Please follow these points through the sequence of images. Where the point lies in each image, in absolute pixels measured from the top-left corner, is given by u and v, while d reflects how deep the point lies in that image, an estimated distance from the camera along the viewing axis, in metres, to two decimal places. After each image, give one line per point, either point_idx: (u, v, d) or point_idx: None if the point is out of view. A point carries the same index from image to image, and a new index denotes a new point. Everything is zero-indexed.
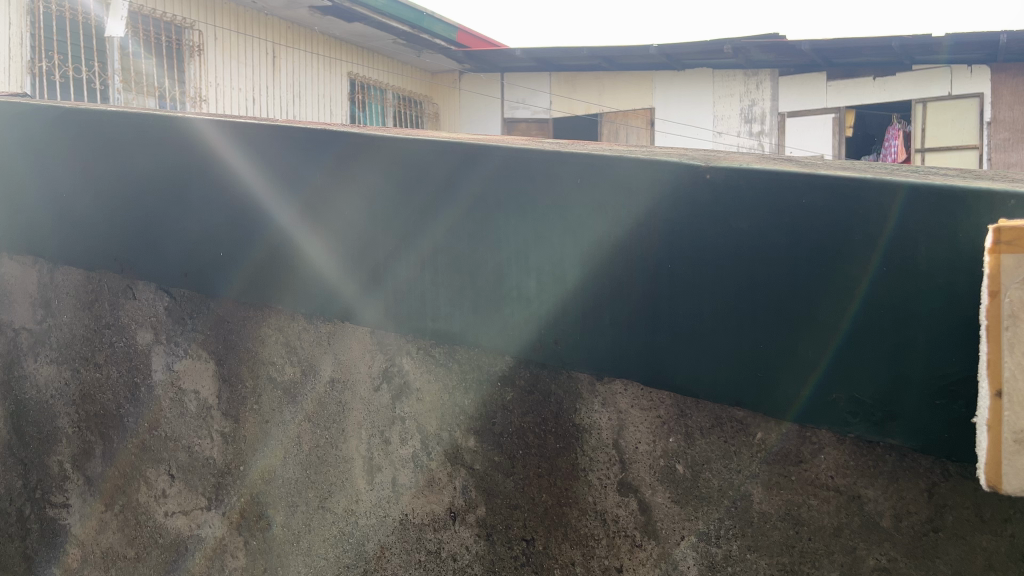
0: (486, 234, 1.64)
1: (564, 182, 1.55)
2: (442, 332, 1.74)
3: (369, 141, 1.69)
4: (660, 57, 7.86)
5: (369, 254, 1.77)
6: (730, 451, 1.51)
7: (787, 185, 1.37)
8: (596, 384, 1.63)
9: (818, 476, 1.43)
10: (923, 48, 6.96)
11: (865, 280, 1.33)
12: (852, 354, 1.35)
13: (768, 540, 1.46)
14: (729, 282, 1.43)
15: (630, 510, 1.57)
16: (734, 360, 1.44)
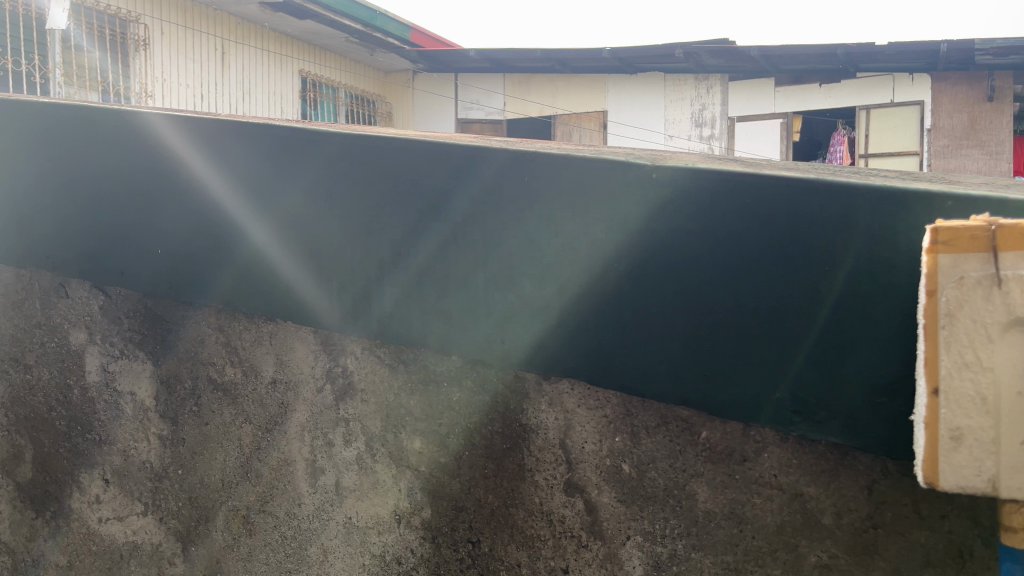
0: (435, 231, 1.61)
1: (525, 184, 1.53)
2: (393, 333, 1.70)
3: (319, 136, 1.65)
4: (612, 60, 7.90)
5: (319, 253, 1.72)
6: (675, 451, 1.51)
7: (733, 185, 1.38)
8: (543, 384, 1.62)
9: (762, 475, 1.44)
10: (867, 57, 7.09)
11: (808, 281, 1.35)
12: (795, 354, 1.38)
13: (712, 539, 1.46)
14: (682, 276, 1.44)
15: (576, 510, 1.56)
16: (688, 356, 1.46)
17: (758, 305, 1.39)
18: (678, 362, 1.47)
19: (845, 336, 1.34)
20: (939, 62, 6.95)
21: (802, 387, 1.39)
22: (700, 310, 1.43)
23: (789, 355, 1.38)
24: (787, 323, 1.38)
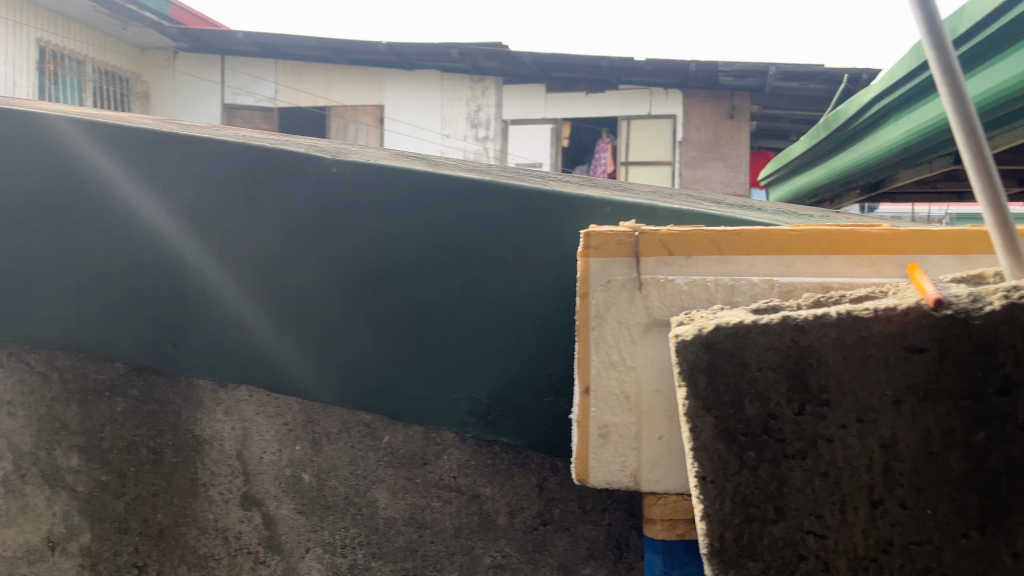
0: (221, 228, 1.67)
1: (298, 186, 1.63)
2: (163, 330, 1.71)
3: (145, 131, 1.67)
4: (388, 55, 7.75)
5: (110, 249, 1.71)
6: (355, 456, 1.69)
7: (423, 185, 1.57)
8: (216, 393, 1.75)
9: (442, 477, 1.66)
10: (627, 71, 7.46)
11: (479, 290, 1.57)
12: (467, 362, 1.59)
13: (393, 546, 1.66)
14: (374, 282, 1.60)
15: (253, 524, 1.71)
16: (391, 357, 1.62)
17: (432, 305, 1.59)
18: (383, 364, 1.62)
19: (503, 327, 1.57)
20: (688, 79, 7.51)
21: (481, 383, 1.58)
22: (386, 309, 1.61)
23: (470, 350, 1.58)
24: (462, 320, 1.58)
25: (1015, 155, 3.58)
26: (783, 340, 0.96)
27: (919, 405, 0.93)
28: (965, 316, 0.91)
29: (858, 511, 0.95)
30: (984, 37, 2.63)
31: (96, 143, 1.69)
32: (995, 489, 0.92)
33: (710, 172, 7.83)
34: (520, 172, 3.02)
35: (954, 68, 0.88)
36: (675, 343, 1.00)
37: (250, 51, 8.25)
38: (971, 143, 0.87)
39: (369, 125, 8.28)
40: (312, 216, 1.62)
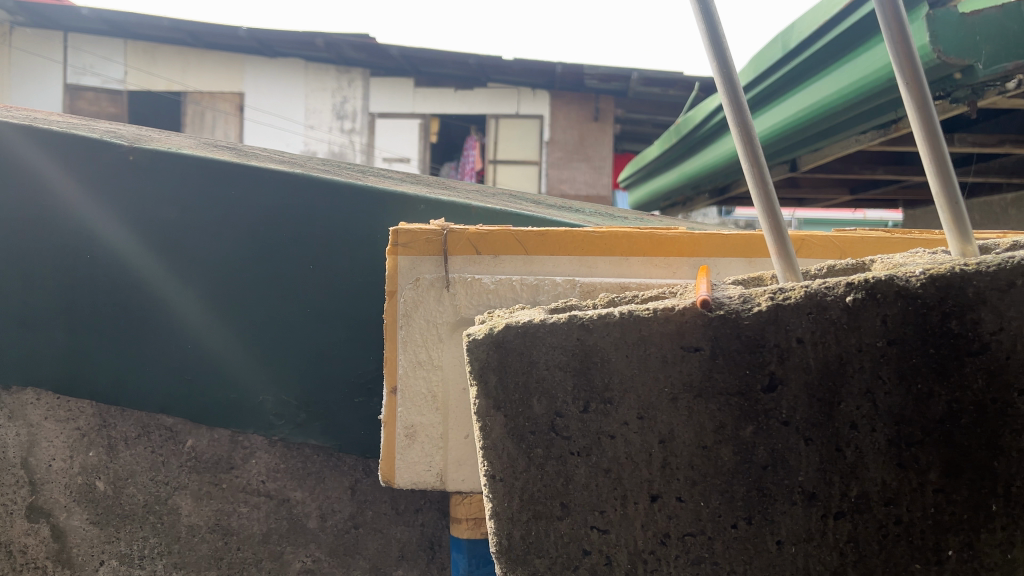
0: (180, 231, 2.04)
1: (242, 196, 2.02)
2: (132, 315, 2.07)
3: (111, 145, 2.00)
4: (248, 40, 7.43)
5: (77, 244, 2.04)
6: (158, 463, 2.18)
7: (331, 204, 2.01)
8: (6, 397, 2.13)
9: (249, 482, 2.19)
10: (495, 70, 7.51)
11: (329, 307, 2.05)
12: (277, 375, 2.09)
13: (196, 553, 2.15)
14: (173, 253, 2.04)
15: (40, 537, 2.13)
16: (183, 312, 2.06)
17: (214, 270, 2.05)
18: (177, 318, 2.06)
19: (268, 286, 2.05)
20: (555, 81, 7.64)
21: (247, 331, 2.07)
22: (179, 274, 2.05)
23: (271, 307, 2.06)
24: (235, 282, 2.05)
25: (842, 165, 3.83)
26: (570, 339, 0.98)
27: (693, 402, 0.97)
28: (734, 316, 0.95)
29: (637, 505, 0.99)
30: (817, 50, 2.83)
31: (52, 161, 2.01)
32: (761, 481, 0.97)
33: (575, 173, 7.97)
34: (366, 168, 2.97)
35: (733, 81, 1.07)
36: (467, 342, 1.02)
37: (95, 28, 7.69)
38: (747, 151, 1.06)
39: (228, 113, 7.90)
40: (132, 198, 2.03)
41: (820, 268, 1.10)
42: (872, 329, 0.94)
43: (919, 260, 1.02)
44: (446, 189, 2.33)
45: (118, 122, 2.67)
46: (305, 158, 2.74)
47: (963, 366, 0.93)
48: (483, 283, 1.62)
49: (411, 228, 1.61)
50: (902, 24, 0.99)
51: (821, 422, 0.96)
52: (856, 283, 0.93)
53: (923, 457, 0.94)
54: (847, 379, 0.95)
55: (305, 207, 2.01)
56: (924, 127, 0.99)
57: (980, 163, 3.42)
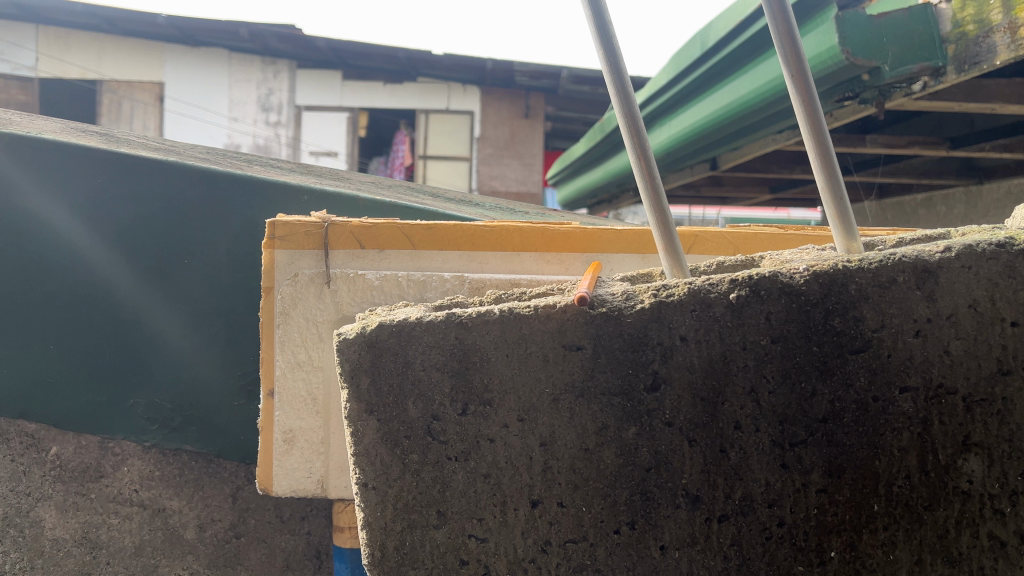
0: (159, 240, 1.94)
1: (221, 205, 1.94)
2: (108, 331, 1.95)
3: (87, 151, 1.89)
4: (168, 28, 7.12)
5: (48, 257, 1.91)
6: (17, 475, 2.02)
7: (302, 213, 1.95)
8: None
9: (121, 491, 2.08)
10: (426, 64, 7.39)
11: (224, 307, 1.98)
12: (158, 376, 1.98)
13: (61, 566, 2.01)
14: (131, 261, 1.94)
15: None
16: (161, 326, 1.97)
17: (121, 269, 1.94)
18: (155, 332, 1.96)
19: (225, 293, 1.97)
20: (485, 77, 7.59)
21: (177, 338, 1.98)
22: (49, 269, 1.91)
23: (242, 318, 1.99)
24: (168, 286, 1.96)
25: (763, 164, 3.86)
26: (447, 338, 0.93)
27: (574, 403, 0.93)
28: (618, 313, 0.92)
29: (517, 512, 0.95)
30: (730, 49, 2.87)
31: (23, 168, 1.87)
32: (643, 485, 0.94)
33: (506, 170, 7.92)
34: (266, 158, 2.83)
35: (622, 72, 1.04)
36: (338, 343, 0.95)
37: (3, 11, 7.23)
38: (635, 143, 1.03)
39: (147, 103, 7.55)
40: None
41: (709, 264, 1.08)
42: (757, 326, 0.91)
43: (805, 256, 1.01)
44: (341, 182, 2.26)
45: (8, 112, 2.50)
46: (191, 147, 2.59)
47: (846, 364, 0.92)
48: (367, 279, 1.57)
49: (290, 220, 1.54)
50: (788, 19, 0.98)
51: (704, 422, 0.93)
52: (740, 280, 0.91)
53: (807, 457, 0.93)
54: (731, 378, 0.92)
55: (186, 196, 1.92)
56: (809, 126, 0.98)
57: (889, 164, 3.50)
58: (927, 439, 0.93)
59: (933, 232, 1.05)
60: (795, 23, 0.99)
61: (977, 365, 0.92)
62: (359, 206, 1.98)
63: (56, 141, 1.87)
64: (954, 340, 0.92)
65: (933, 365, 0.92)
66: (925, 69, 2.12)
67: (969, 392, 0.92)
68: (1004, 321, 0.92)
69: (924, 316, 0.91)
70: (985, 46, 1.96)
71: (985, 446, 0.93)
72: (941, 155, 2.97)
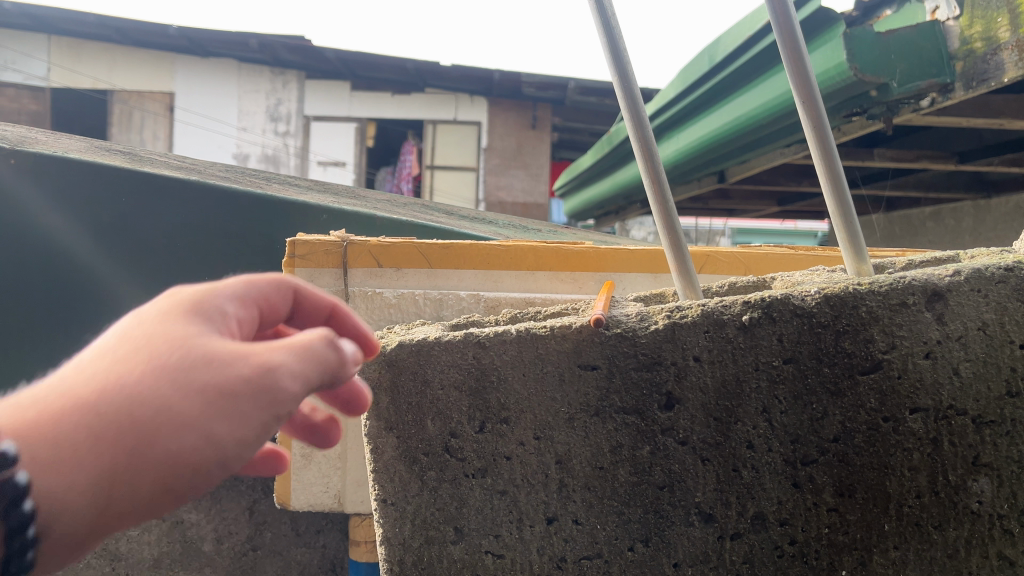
0: (177, 260, 1.95)
1: (239, 224, 1.96)
2: None
3: (108, 173, 1.88)
4: (178, 38, 7.17)
5: (65, 278, 1.89)
6: None
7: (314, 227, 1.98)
8: None
9: None
10: (433, 75, 7.42)
11: None
12: None
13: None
14: (148, 282, 1.95)
15: None
16: None
17: (138, 289, 1.95)
18: None
19: None
20: (492, 88, 7.59)
21: None
22: (66, 290, 1.90)
23: None
24: None
25: (771, 177, 3.87)
26: (465, 357, 0.95)
27: (589, 422, 0.95)
28: (632, 334, 0.94)
29: (534, 529, 0.97)
30: (738, 64, 2.89)
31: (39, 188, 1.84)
32: (657, 503, 0.95)
33: (513, 181, 7.93)
34: (280, 175, 2.87)
35: (636, 96, 1.06)
36: (359, 361, 0.99)
37: (15, 22, 7.26)
38: (648, 166, 1.05)
39: (157, 113, 7.58)
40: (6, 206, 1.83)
41: (721, 285, 1.10)
42: (769, 348, 0.93)
43: (816, 278, 1.03)
44: (353, 197, 2.28)
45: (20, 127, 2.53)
46: (203, 162, 2.61)
47: (856, 385, 0.93)
48: (385, 297, 1.59)
49: (310, 239, 1.56)
50: (798, 48, 1.01)
51: (717, 442, 0.94)
52: (752, 302, 0.93)
53: (818, 476, 0.94)
54: (744, 399, 0.94)
55: (205, 217, 1.94)
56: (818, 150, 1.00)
57: (898, 177, 3.50)
58: (938, 459, 0.94)
59: (942, 254, 1.06)
60: (804, 49, 1.01)
61: (987, 387, 0.94)
62: (374, 224, 2.00)
63: (77, 162, 1.85)
64: (963, 362, 0.93)
65: (942, 386, 0.93)
66: (932, 86, 2.14)
67: (978, 413, 0.94)
68: (1012, 344, 0.94)
69: (934, 338, 0.93)
70: (992, 63, 1.97)
71: (993, 467, 0.95)
72: (949, 169, 2.98)
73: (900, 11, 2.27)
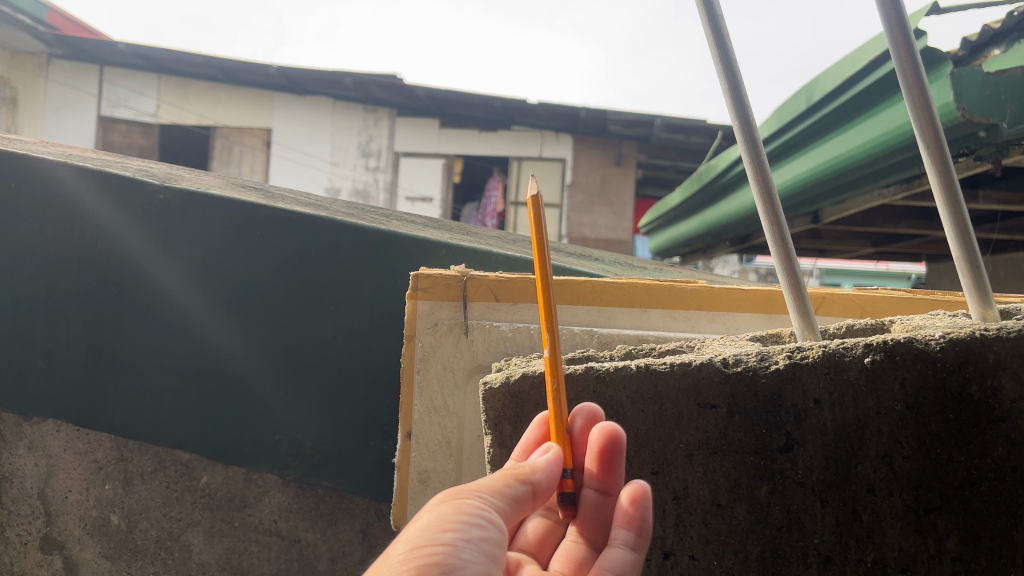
0: (295, 310, 1.99)
1: (354, 272, 1.97)
2: (234, 390, 2.01)
3: (255, 217, 1.97)
4: (278, 78, 7.37)
5: (181, 320, 2.00)
6: (170, 500, 2.09)
7: (419, 253, 1.95)
8: (25, 428, 2.09)
9: (263, 519, 2.10)
10: (521, 113, 7.42)
11: (339, 356, 1.99)
12: (293, 418, 2.01)
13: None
14: (256, 334, 2.00)
15: (53, 565, 2.08)
16: (274, 391, 2.00)
17: (242, 335, 2.00)
18: (271, 398, 2.00)
19: (343, 360, 1.99)
20: (579, 126, 7.53)
21: (286, 392, 2.00)
22: (177, 333, 2.00)
23: (348, 378, 1.99)
24: (280, 353, 2.00)
25: (867, 219, 3.78)
26: (585, 392, 1.00)
27: (708, 460, 0.98)
28: (752, 374, 0.96)
29: (650, 562, 0.99)
30: (840, 104, 2.84)
31: (202, 231, 1.98)
32: (775, 543, 0.96)
33: (596, 218, 7.83)
34: (396, 215, 2.97)
35: (756, 138, 1.07)
36: (484, 391, 1.04)
37: (128, 63, 7.44)
38: (768, 209, 1.06)
39: (255, 148, 7.67)
40: (150, 248, 1.99)
41: (838, 327, 1.11)
42: (891, 392, 0.93)
43: (938, 323, 1.03)
44: (467, 237, 2.34)
45: (144, 162, 2.65)
46: (330, 202, 2.74)
47: (982, 433, 0.92)
48: (501, 330, 1.65)
49: (432, 273, 1.65)
50: (925, 90, 1.01)
51: (837, 484, 0.94)
52: (874, 345, 0.93)
53: (941, 524, 0.93)
54: (865, 442, 0.94)
55: (327, 256, 1.97)
56: (944, 194, 1.00)
57: (1006, 221, 3.38)
58: None
59: None
60: (928, 92, 1.02)
61: None
62: (490, 261, 2.00)
63: (236, 207, 1.96)
64: None
65: None
66: None
67: None
68: None
69: None
70: None
71: None
72: None
73: (1008, 51, 2.11)
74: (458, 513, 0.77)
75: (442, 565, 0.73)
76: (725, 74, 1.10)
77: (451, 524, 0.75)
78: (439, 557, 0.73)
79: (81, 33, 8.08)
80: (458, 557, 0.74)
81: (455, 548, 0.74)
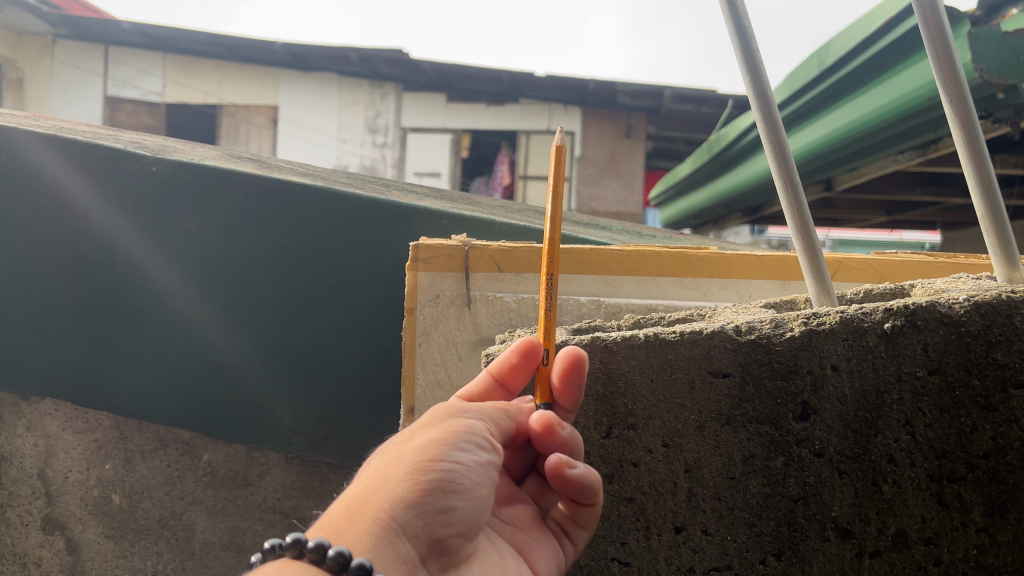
0: (298, 284, 1.96)
1: (357, 245, 1.93)
2: (237, 367, 1.99)
3: (253, 190, 1.93)
4: (283, 54, 7.25)
5: (182, 298, 1.98)
6: (171, 479, 2.09)
7: (422, 224, 1.91)
8: (21, 408, 2.04)
9: (266, 498, 2.12)
10: (529, 85, 7.29)
11: (342, 331, 1.97)
12: (297, 394, 1.99)
13: (209, 556, 2.07)
14: (258, 311, 1.98)
15: (55, 548, 2.04)
16: (276, 366, 1.99)
17: (244, 312, 1.98)
18: (275, 375, 1.99)
19: (345, 334, 1.97)
20: (587, 98, 7.40)
21: (288, 369, 1.99)
22: (177, 312, 1.98)
23: (351, 352, 1.97)
24: (282, 330, 1.98)
25: (881, 186, 3.71)
26: (593, 362, 0.95)
27: (720, 431, 0.94)
28: (766, 342, 0.92)
29: (661, 537, 0.96)
30: (853, 68, 2.75)
31: (200, 206, 1.94)
32: (791, 516, 0.92)
33: (605, 190, 7.75)
34: (399, 184, 2.92)
35: (767, 93, 1.02)
36: (486, 361, 1.01)
37: (133, 41, 7.35)
38: (781, 170, 1.01)
39: (262, 126, 7.63)
40: (143, 223, 1.96)
41: (855, 292, 1.06)
42: (913, 357, 0.88)
43: (961, 287, 0.98)
44: (470, 207, 2.29)
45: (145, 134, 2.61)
46: (332, 171, 2.69)
47: (1010, 400, 0.87)
48: (505, 301, 1.60)
49: (432, 244, 1.61)
50: (948, 40, 0.95)
51: (856, 455, 0.90)
52: (895, 309, 0.88)
53: (966, 495, 0.89)
54: (885, 410, 0.89)
55: (328, 229, 1.93)
56: (968, 150, 0.94)
57: None
58: None
59: None
60: (954, 42, 0.96)
61: None
62: (494, 230, 1.96)
63: (233, 180, 1.92)
64: None
65: None
66: None
67: None
68: None
69: None
70: None
71: None
72: None
73: None
74: (450, 437, 0.79)
75: (445, 488, 0.76)
76: (735, 27, 1.04)
77: (458, 445, 0.79)
78: (448, 473, 0.77)
79: (84, 11, 7.99)
80: (463, 476, 0.78)
81: (461, 466, 0.78)
